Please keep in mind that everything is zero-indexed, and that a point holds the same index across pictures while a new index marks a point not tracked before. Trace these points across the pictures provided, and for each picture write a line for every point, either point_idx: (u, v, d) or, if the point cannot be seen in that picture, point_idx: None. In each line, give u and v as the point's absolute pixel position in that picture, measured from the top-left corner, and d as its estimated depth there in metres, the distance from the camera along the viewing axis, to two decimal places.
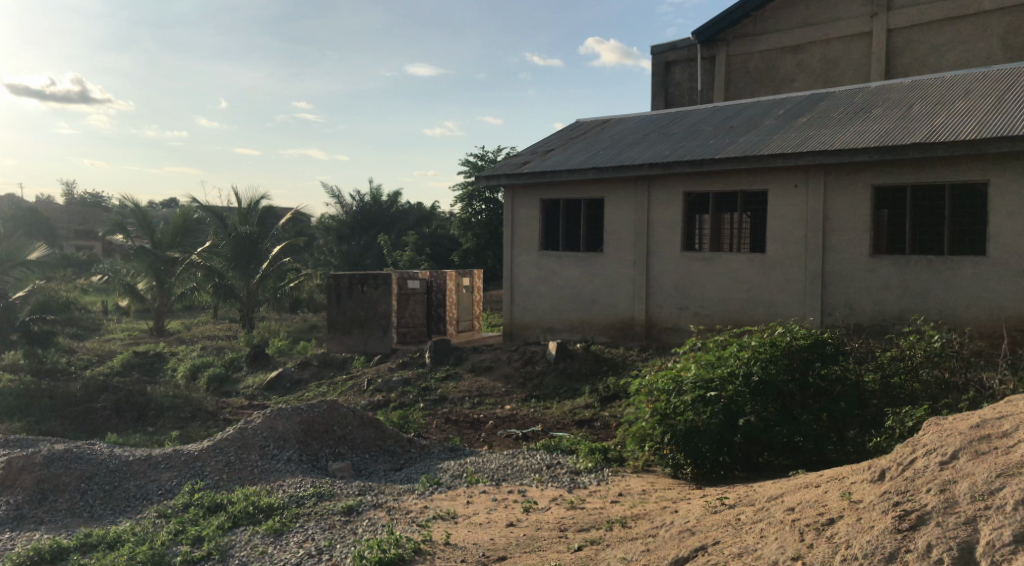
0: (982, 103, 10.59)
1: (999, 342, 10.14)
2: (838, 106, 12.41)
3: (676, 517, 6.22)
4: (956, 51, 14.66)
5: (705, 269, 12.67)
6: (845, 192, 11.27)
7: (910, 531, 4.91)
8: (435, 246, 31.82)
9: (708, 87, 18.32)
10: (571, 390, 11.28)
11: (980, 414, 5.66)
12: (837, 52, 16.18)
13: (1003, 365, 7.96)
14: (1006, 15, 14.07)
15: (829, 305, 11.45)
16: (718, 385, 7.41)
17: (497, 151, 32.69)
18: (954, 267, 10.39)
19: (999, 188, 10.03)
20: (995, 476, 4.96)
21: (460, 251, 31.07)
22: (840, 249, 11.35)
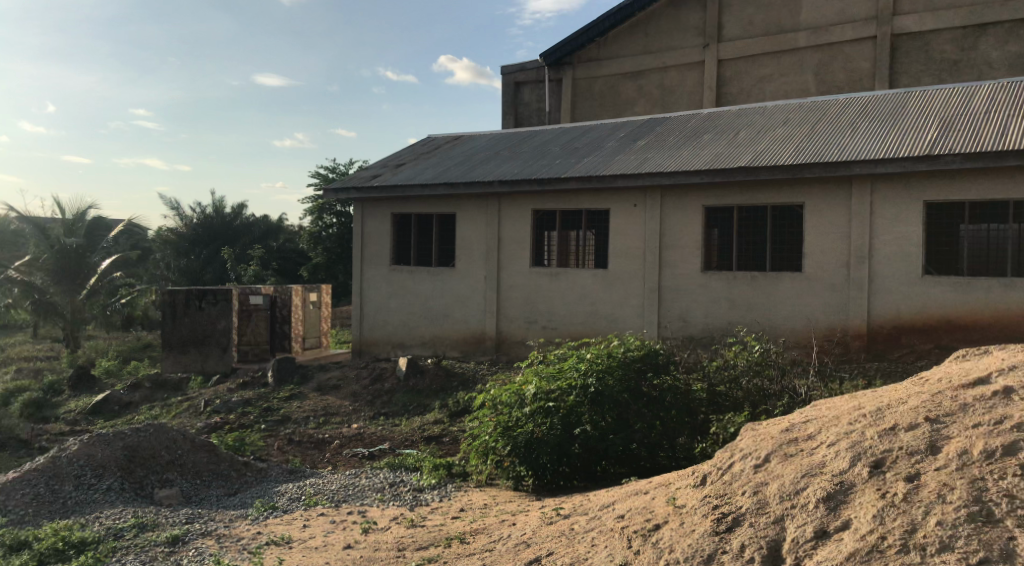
0: (797, 132, 11.50)
1: (811, 351, 10.95)
2: (673, 131, 13.09)
3: (513, 530, 6.31)
4: (775, 83, 15.93)
5: (551, 284, 12.98)
6: (678, 211, 11.89)
7: (726, 534, 5.32)
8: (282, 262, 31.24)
9: (555, 109, 18.89)
10: (419, 406, 11.16)
11: (789, 419, 6.21)
12: (673, 79, 17.16)
13: (814, 372, 8.58)
14: (818, 52, 15.41)
15: (665, 317, 11.99)
16: (558, 396, 7.66)
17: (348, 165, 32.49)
18: (774, 282, 11.16)
19: (813, 210, 10.89)
20: (800, 477, 5.45)
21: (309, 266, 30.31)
22: (675, 265, 11.93)
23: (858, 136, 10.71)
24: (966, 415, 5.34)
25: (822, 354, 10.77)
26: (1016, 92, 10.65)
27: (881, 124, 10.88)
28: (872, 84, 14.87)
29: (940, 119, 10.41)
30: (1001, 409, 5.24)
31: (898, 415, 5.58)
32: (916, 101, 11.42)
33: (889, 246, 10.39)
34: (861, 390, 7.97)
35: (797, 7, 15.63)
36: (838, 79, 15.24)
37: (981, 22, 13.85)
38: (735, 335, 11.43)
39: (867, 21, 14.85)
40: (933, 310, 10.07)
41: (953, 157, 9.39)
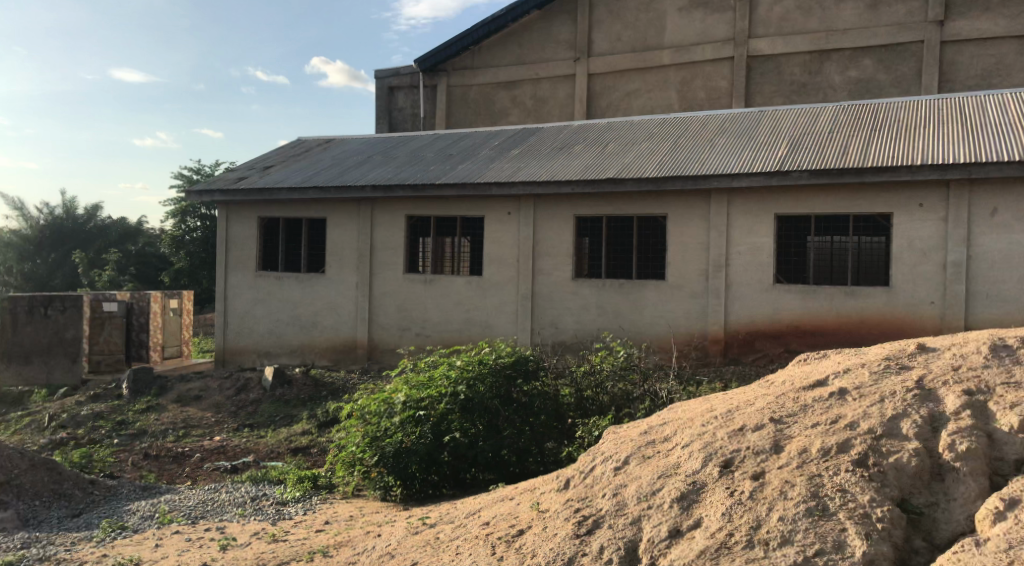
0: (661, 146, 12.01)
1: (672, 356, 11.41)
2: (545, 141, 13.36)
3: (377, 541, 6.24)
4: (642, 99, 16.59)
5: (425, 290, 12.92)
6: (549, 220, 12.13)
7: (586, 536, 5.47)
8: (141, 267, 29.80)
9: (429, 115, 18.89)
10: (287, 416, 10.82)
11: (647, 423, 6.47)
12: (546, 91, 17.55)
13: (674, 376, 8.94)
14: (681, 70, 16.19)
15: (537, 324, 12.19)
16: (428, 405, 7.60)
17: (214, 167, 31.23)
18: (640, 290, 11.56)
19: (677, 221, 11.37)
20: (656, 478, 5.69)
21: (170, 271, 28.85)
22: (547, 273, 12.16)
23: (716, 151, 11.28)
24: (806, 414, 5.71)
25: (682, 359, 11.25)
26: (854, 114, 11.55)
27: (738, 140, 11.51)
28: (730, 102, 15.77)
29: (789, 138, 11.12)
30: (836, 409, 5.64)
31: (746, 416, 5.91)
32: (768, 120, 12.16)
33: (744, 256, 10.98)
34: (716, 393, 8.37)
35: (662, 26, 16.36)
36: (699, 97, 16.08)
37: (825, 48, 14.98)
38: (603, 342, 11.77)
39: (725, 42, 15.76)
40: (783, 317, 10.72)
41: (801, 173, 10.04)
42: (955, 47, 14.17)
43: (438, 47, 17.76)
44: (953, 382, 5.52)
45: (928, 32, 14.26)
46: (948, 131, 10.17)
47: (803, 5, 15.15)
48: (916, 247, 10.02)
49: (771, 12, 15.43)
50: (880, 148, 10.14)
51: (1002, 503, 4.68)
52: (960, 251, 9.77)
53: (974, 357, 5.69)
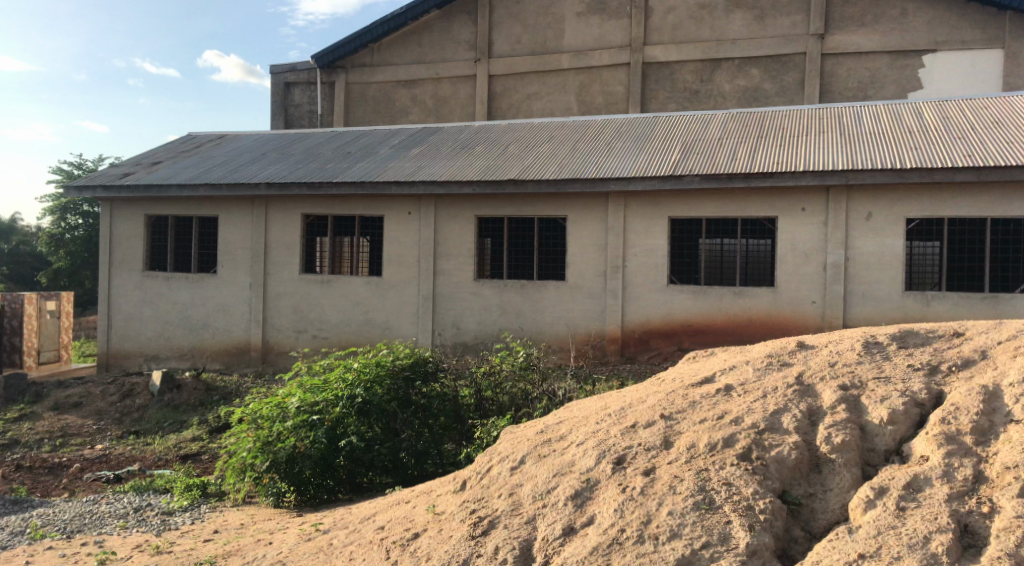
0: (561, 148, 12.16)
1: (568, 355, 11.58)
2: (445, 141, 13.31)
3: (268, 550, 6.09)
4: (542, 101, 16.78)
5: (322, 291, 12.64)
6: (450, 220, 12.10)
7: (481, 537, 5.47)
8: (14, 267, 28.21)
9: (327, 112, 18.54)
10: (176, 422, 10.37)
11: (545, 421, 6.52)
12: (446, 91, 17.51)
13: (573, 375, 9.06)
14: (580, 74, 16.48)
15: (438, 325, 12.15)
16: (323, 408, 7.44)
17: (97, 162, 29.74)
18: (540, 290, 11.68)
19: (576, 222, 11.54)
20: (551, 477, 5.74)
21: (49, 271, 27.26)
22: (448, 273, 12.12)
23: (613, 155, 11.52)
24: (694, 410, 5.89)
25: (579, 359, 11.44)
26: (742, 122, 12.04)
27: (633, 145, 11.80)
28: (626, 107, 16.15)
29: (682, 143, 11.47)
30: (723, 404, 5.84)
31: (638, 413, 6.04)
32: (662, 125, 12.52)
33: (640, 257, 11.25)
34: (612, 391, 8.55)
35: (561, 30, 16.60)
36: (597, 101, 16.40)
37: (716, 57, 15.55)
38: (503, 342, 11.83)
39: (622, 48, 16.14)
40: (677, 316, 11.05)
41: (693, 177, 10.37)
42: (834, 60, 14.97)
43: (336, 44, 17.43)
44: (830, 377, 5.81)
45: (810, 44, 15.01)
46: (827, 139, 10.73)
47: (695, 15, 15.68)
48: (798, 249, 10.52)
49: (665, 20, 15.90)
50: (766, 154, 10.59)
51: (872, 491, 4.95)
52: (838, 253, 10.31)
53: (847, 353, 6.01)
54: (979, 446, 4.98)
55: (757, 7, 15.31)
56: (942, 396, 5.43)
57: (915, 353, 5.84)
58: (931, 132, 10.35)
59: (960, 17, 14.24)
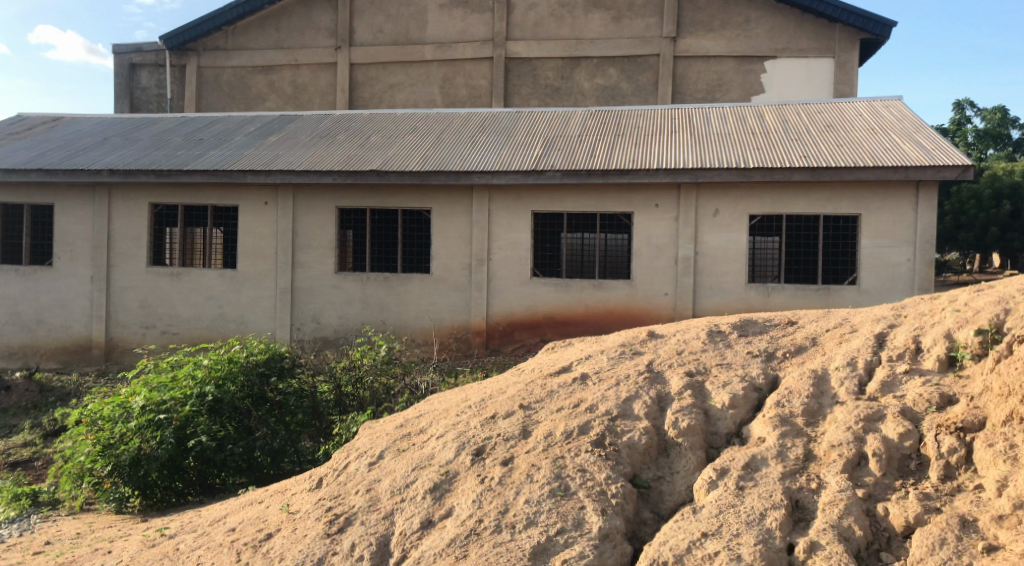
0: (424, 140, 12.09)
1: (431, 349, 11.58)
2: (304, 129, 12.93)
3: (106, 560, 5.73)
4: (405, 92, 16.65)
5: (172, 285, 12.09)
6: (309, 210, 11.78)
7: (337, 534, 5.37)
8: None
9: (178, 97, 17.61)
10: (5, 427, 9.54)
11: (404, 415, 6.48)
12: (306, 78, 17.03)
13: (434, 367, 9.03)
14: (443, 66, 16.45)
15: (298, 319, 11.84)
16: (170, 407, 7.00)
17: None
18: (404, 283, 11.58)
19: (440, 215, 11.51)
20: (410, 470, 5.71)
21: None
22: (308, 266, 11.82)
23: (477, 148, 11.57)
24: (552, 399, 6.01)
25: (443, 352, 11.46)
26: (601, 120, 12.41)
27: (496, 138, 11.89)
28: (490, 101, 16.29)
29: (543, 138, 11.69)
30: (578, 393, 5.99)
31: (498, 404, 6.10)
32: (524, 120, 12.71)
33: (504, 250, 11.37)
34: (475, 383, 8.59)
35: (424, 21, 16.50)
36: (461, 94, 16.44)
37: (575, 55, 15.95)
38: (364, 336, 11.67)
39: (484, 42, 16.24)
40: (540, 309, 11.25)
41: (554, 173, 10.58)
42: (686, 63, 15.70)
43: (185, 25, 16.53)
44: (677, 365, 6.10)
45: (663, 47, 15.67)
46: (679, 139, 11.25)
47: (555, 13, 16.00)
48: (652, 243, 10.96)
49: (526, 16, 16.12)
50: (623, 152, 10.97)
51: (714, 473, 5.20)
52: (688, 247, 10.82)
53: (693, 342, 6.32)
54: (809, 427, 5.32)
55: (614, 8, 15.81)
56: (777, 380, 5.78)
57: (753, 340, 6.21)
58: (771, 134, 11.06)
59: (796, 26, 15.27)
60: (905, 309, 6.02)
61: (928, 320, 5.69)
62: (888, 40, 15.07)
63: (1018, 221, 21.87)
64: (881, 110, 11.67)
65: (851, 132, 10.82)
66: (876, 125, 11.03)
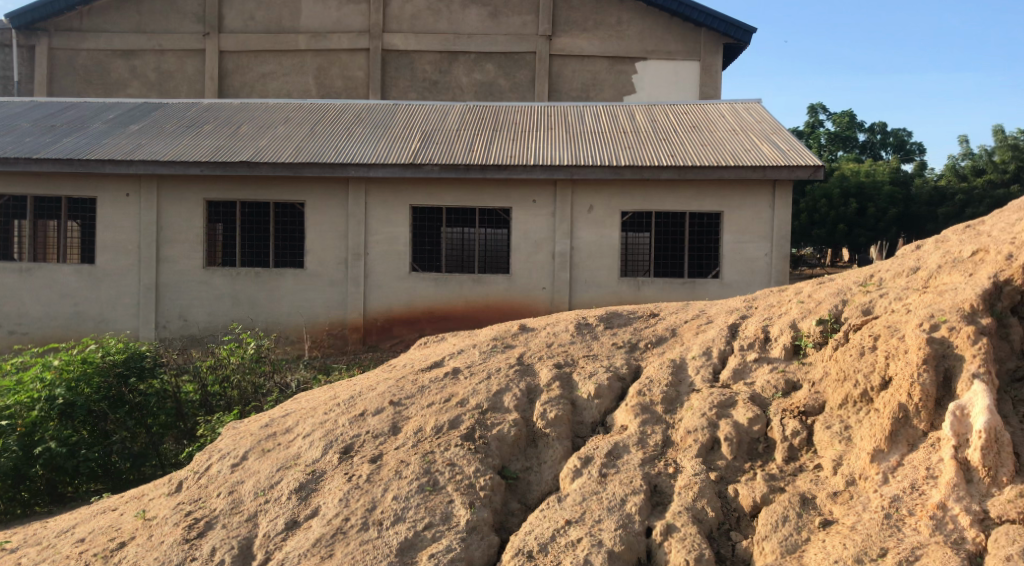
0: (298, 131, 11.79)
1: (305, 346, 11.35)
2: (169, 117, 12.36)
3: None
4: (278, 82, 16.21)
5: (22, 281, 11.38)
6: (174, 203, 11.31)
7: (196, 539, 5.18)
8: None
9: (27, 79, 16.44)
10: None
11: (269, 415, 6.31)
12: (170, 64, 16.29)
13: (304, 364, 8.84)
14: (318, 56, 16.11)
15: (163, 317, 11.37)
16: (14, 413, 6.72)
17: None
18: (277, 278, 11.29)
19: (314, 208, 11.28)
20: (275, 470, 5.57)
21: None
22: (173, 260, 11.35)
23: (352, 140, 11.38)
24: (422, 395, 6.01)
25: (317, 349, 11.26)
26: (478, 115, 12.49)
27: (373, 131, 11.75)
28: (366, 93, 16.10)
29: (421, 132, 11.64)
30: (449, 388, 6.01)
31: (367, 401, 6.04)
32: (401, 113, 12.61)
33: (381, 245, 11.25)
34: (348, 379, 8.44)
35: (297, 9, 16.09)
36: (336, 85, 16.15)
37: (453, 50, 15.96)
38: (234, 333, 11.32)
39: (360, 33, 16.01)
40: (418, 304, 11.22)
41: (432, 167, 10.56)
42: (561, 61, 16.01)
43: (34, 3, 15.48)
44: (546, 357, 6.22)
45: (539, 44, 15.91)
46: (554, 135, 11.46)
47: (432, 7, 15.94)
48: (529, 238, 11.13)
49: (403, 9, 15.99)
50: (500, 147, 11.08)
51: (579, 461, 5.34)
52: (564, 242, 11.04)
53: (562, 334, 6.48)
54: (667, 414, 5.54)
55: (490, 4, 15.93)
56: (640, 369, 6.01)
57: (618, 331, 6.43)
58: (642, 133, 11.44)
59: (666, 29, 15.82)
60: (757, 300, 6.37)
61: (776, 311, 6.04)
62: (749, 45, 15.89)
63: (865, 217, 23.30)
64: (742, 112, 12.28)
65: (714, 132, 11.35)
66: (737, 127, 11.60)
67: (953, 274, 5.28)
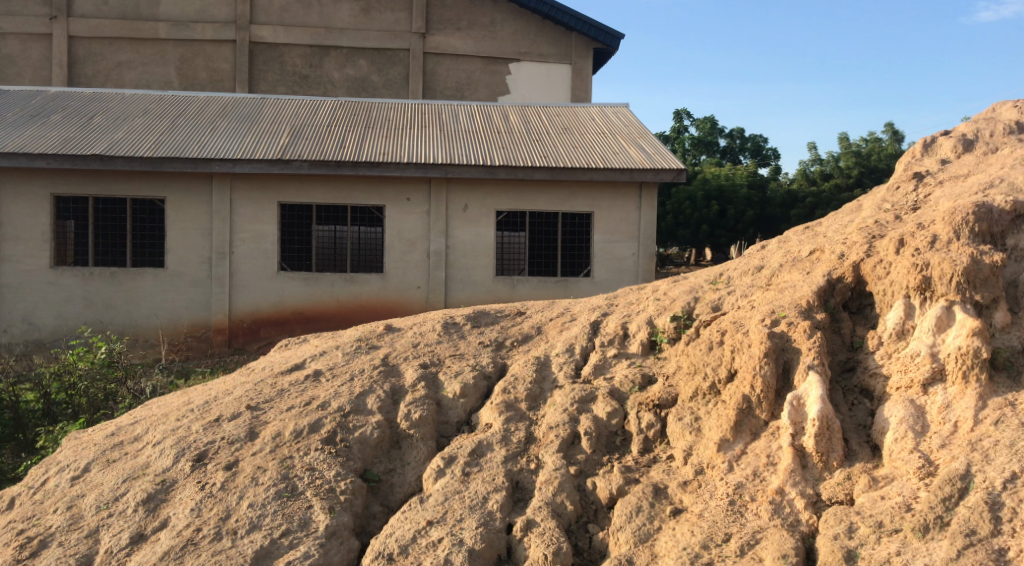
0: (157, 123, 11.23)
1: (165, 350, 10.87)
2: (12, 105, 11.54)
3: None
4: (136, 71, 15.40)
5: None
6: (17, 197, 10.60)
7: (28, 560, 4.86)
8: None
9: None
10: None
11: (116, 423, 6.01)
12: (12, 49, 15.23)
13: (160, 369, 8.50)
14: (179, 46, 15.43)
15: (5, 320, 10.66)
16: None
17: None
18: (134, 279, 10.77)
19: (175, 205, 10.81)
20: (120, 482, 5.29)
21: None
22: (16, 259, 10.65)
23: (216, 134, 10.95)
24: (282, 399, 5.84)
25: (178, 353, 10.80)
26: (350, 111, 12.27)
27: (239, 125, 11.34)
28: (233, 86, 15.56)
29: (290, 127, 11.33)
30: (310, 391, 5.88)
31: (223, 407, 5.82)
32: (269, 107, 12.24)
33: (248, 243, 10.90)
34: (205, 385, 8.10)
35: None
36: (200, 77, 15.55)
37: (324, 44, 15.65)
38: (85, 337, 10.73)
39: (225, 24, 15.46)
40: (287, 304, 10.93)
41: (301, 163, 10.32)
42: (435, 59, 15.99)
43: None
44: (412, 357, 6.18)
45: (412, 42, 15.83)
46: (427, 133, 11.42)
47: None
48: (403, 237, 11.04)
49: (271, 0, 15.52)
50: (373, 144, 10.94)
51: (442, 461, 5.32)
52: (439, 241, 11.01)
53: (428, 334, 6.45)
54: (530, 411, 5.61)
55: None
56: (505, 367, 6.06)
57: (485, 330, 6.47)
58: (515, 133, 11.58)
59: (539, 31, 16.08)
60: (617, 298, 6.57)
61: (635, 308, 6.24)
62: (617, 51, 16.36)
63: (725, 219, 23.87)
64: (611, 116, 12.63)
65: (585, 135, 11.62)
66: (606, 130, 11.92)
67: (792, 272, 5.60)
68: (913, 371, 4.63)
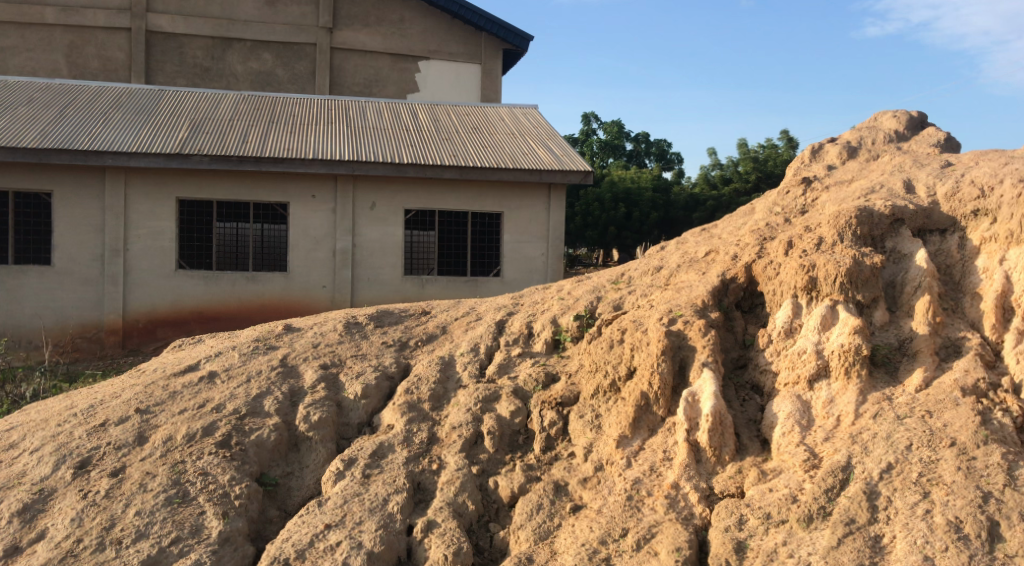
0: (44, 113, 10.66)
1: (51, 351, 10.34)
2: None
3: None
4: (20, 57, 14.53)
5: None
6: None
7: None
8: None
9: None
10: None
11: None
12: None
13: (42, 374, 8.03)
14: (69, 32, 14.66)
15: None
16: None
17: None
18: (17, 277, 10.21)
19: (63, 199, 10.29)
20: None
21: None
22: None
23: (109, 126, 10.47)
24: (173, 401, 5.62)
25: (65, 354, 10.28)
26: (253, 105, 11.94)
27: (134, 117, 10.87)
28: (128, 76, 14.90)
29: (189, 120, 10.94)
30: (204, 393, 5.68)
31: (109, 410, 5.56)
32: (167, 99, 11.78)
33: (143, 240, 10.47)
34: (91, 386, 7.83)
35: None
36: (91, 66, 14.83)
37: (227, 36, 15.18)
38: None
39: (119, 11, 14.80)
40: (186, 303, 10.55)
41: (201, 157, 9.98)
42: (342, 55, 15.74)
43: None
44: (312, 358, 6.04)
45: (319, 37, 15.54)
46: (335, 130, 11.23)
47: None
48: (309, 235, 10.81)
49: None
50: (277, 140, 10.67)
51: (341, 463, 5.22)
52: (346, 240, 10.83)
53: (329, 334, 6.33)
54: (434, 411, 5.56)
55: None
56: (408, 367, 6.00)
57: (388, 330, 6.40)
58: (425, 132, 11.51)
59: (449, 30, 16.05)
60: (522, 298, 6.60)
61: (539, 307, 6.28)
62: (526, 52, 16.52)
63: (631, 222, 24.30)
64: (520, 117, 12.71)
65: (494, 135, 11.65)
66: (516, 130, 11.99)
67: (689, 273, 5.76)
68: (800, 367, 4.80)
